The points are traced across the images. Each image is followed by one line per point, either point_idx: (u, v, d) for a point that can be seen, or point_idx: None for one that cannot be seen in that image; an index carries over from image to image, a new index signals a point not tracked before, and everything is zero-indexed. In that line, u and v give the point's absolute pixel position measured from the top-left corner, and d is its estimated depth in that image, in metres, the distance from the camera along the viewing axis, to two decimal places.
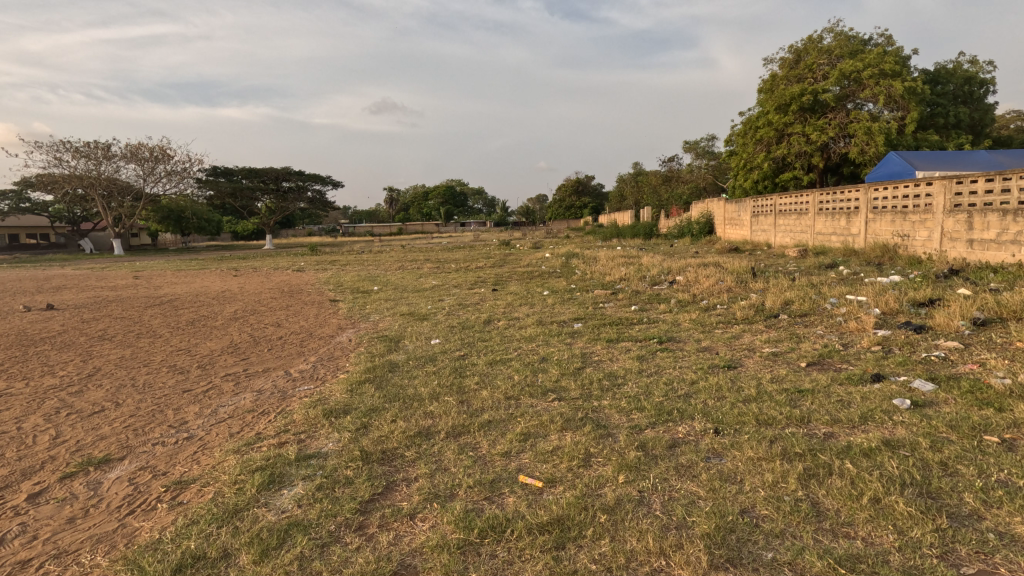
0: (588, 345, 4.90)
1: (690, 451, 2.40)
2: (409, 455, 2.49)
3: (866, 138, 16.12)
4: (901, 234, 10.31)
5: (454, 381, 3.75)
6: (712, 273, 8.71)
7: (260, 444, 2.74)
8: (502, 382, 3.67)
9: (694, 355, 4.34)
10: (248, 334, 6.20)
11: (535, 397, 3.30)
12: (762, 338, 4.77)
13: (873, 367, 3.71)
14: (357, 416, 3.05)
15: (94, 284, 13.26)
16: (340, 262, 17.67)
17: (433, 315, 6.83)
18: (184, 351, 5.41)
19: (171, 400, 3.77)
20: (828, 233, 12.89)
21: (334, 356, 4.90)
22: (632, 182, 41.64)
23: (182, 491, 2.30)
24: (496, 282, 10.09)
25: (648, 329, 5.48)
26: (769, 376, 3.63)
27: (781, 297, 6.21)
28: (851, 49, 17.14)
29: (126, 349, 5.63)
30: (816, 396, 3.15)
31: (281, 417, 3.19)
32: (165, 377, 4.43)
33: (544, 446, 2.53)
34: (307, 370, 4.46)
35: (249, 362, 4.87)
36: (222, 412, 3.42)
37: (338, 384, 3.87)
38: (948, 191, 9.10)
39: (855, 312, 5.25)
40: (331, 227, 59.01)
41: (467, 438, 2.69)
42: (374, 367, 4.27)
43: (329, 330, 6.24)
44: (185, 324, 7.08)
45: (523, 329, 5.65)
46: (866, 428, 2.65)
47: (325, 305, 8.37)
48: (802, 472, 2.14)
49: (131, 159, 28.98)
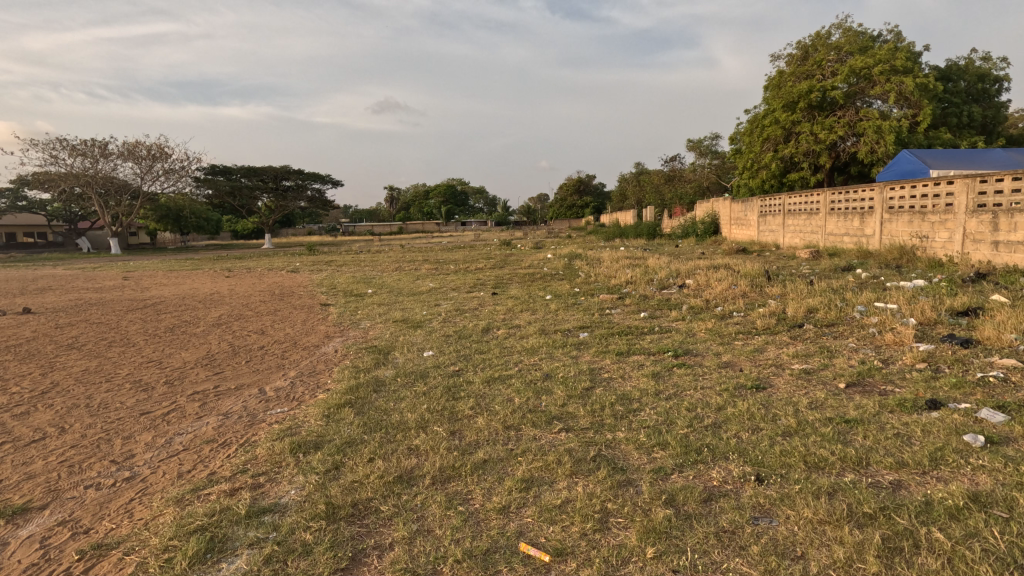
0: (596, 359, 4.42)
1: (732, 510, 1.95)
2: (385, 511, 2.04)
3: (876, 137, 15.65)
4: (919, 235, 9.81)
5: (446, 405, 3.28)
6: (723, 276, 8.22)
7: (209, 490, 2.28)
8: (500, 407, 3.21)
9: (715, 373, 3.86)
10: (228, 344, 5.73)
11: (538, 428, 2.85)
12: (789, 352, 4.30)
13: (925, 390, 3.23)
14: (329, 452, 2.59)
15: (79, 286, 12.80)
16: (336, 263, 17.13)
17: (428, 322, 6.36)
18: (154, 364, 4.93)
19: (122, 426, 3.30)
20: (840, 234, 12.40)
21: (315, 371, 4.43)
22: (634, 181, 41.19)
23: (99, 560, 1.85)
24: (496, 285, 9.61)
25: (660, 340, 5.02)
26: (806, 403, 3.15)
27: (803, 305, 5.73)
28: (860, 45, 16.69)
29: (93, 361, 5.16)
30: (868, 428, 2.69)
31: (241, 452, 2.72)
32: (124, 396, 3.95)
33: (551, 498, 2.08)
34: (283, 388, 3.98)
35: (222, 377, 4.40)
36: (177, 443, 2.96)
37: (315, 407, 3.40)
38: (971, 190, 8.63)
39: (889, 322, 4.77)
40: (332, 226, 58.44)
41: (458, 485, 2.23)
42: (357, 385, 3.82)
43: (316, 339, 5.76)
44: (162, 331, 6.59)
45: (525, 339, 5.18)
46: (941, 476, 2.18)
47: (314, 310, 7.90)
48: (881, 545, 1.69)
49: (129, 157, 28.54)
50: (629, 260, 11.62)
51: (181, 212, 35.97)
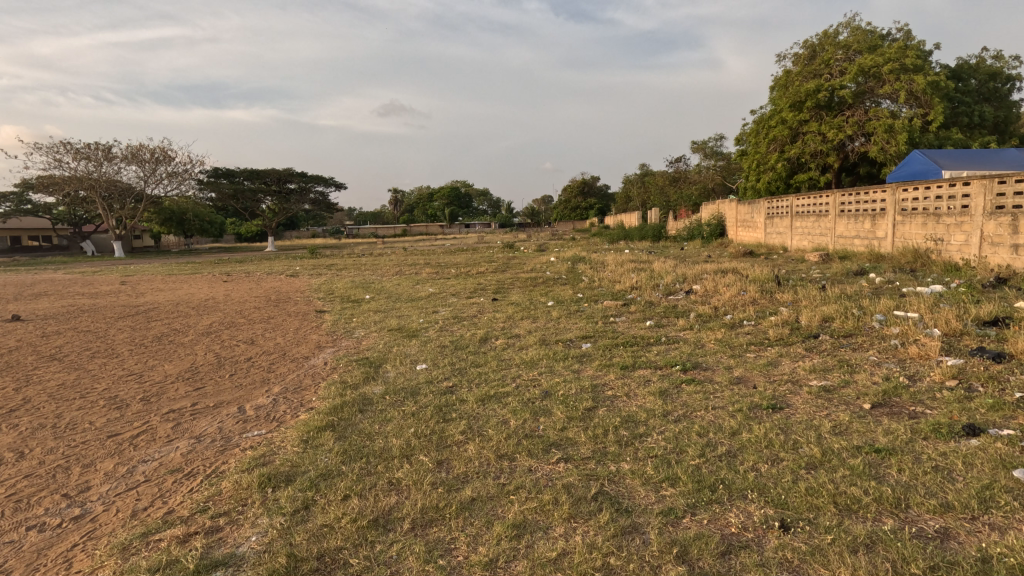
0: (599, 374, 4.14)
1: (755, 569, 1.69)
2: (354, 565, 1.78)
3: (887, 137, 15.29)
4: (933, 237, 9.47)
5: (435, 429, 3.02)
6: (732, 281, 7.93)
7: (161, 536, 2.03)
8: (493, 431, 2.94)
9: (727, 391, 3.57)
10: (214, 355, 5.48)
11: (534, 457, 2.59)
12: (805, 366, 4.01)
13: (960, 413, 2.95)
14: (300, 488, 2.33)
15: (76, 291, 12.64)
16: (337, 266, 16.91)
17: (424, 331, 6.09)
18: (133, 377, 4.69)
19: (84, 451, 3.04)
20: (850, 236, 12.07)
21: (301, 387, 4.16)
22: (638, 182, 40.92)
23: None
24: (496, 290, 9.36)
25: (667, 352, 4.74)
26: (829, 426, 2.87)
27: (817, 313, 5.44)
28: (869, 43, 16.35)
29: (72, 373, 4.94)
30: (903, 460, 2.41)
31: (206, 485, 2.46)
32: (95, 415, 3.70)
33: (545, 549, 1.82)
34: (264, 407, 3.72)
35: (202, 394, 4.14)
36: (139, 472, 2.70)
37: (294, 431, 3.13)
38: (988, 191, 8.31)
39: (911, 333, 4.47)
40: (336, 228, 58.34)
41: (440, 531, 1.97)
42: (342, 405, 3.54)
43: (306, 351, 5.50)
44: (149, 341, 6.36)
45: (524, 351, 4.91)
46: (994, 522, 1.89)
47: (309, 317, 7.65)
48: None
49: (132, 160, 28.47)
50: (634, 264, 11.37)
51: (185, 215, 35.92)
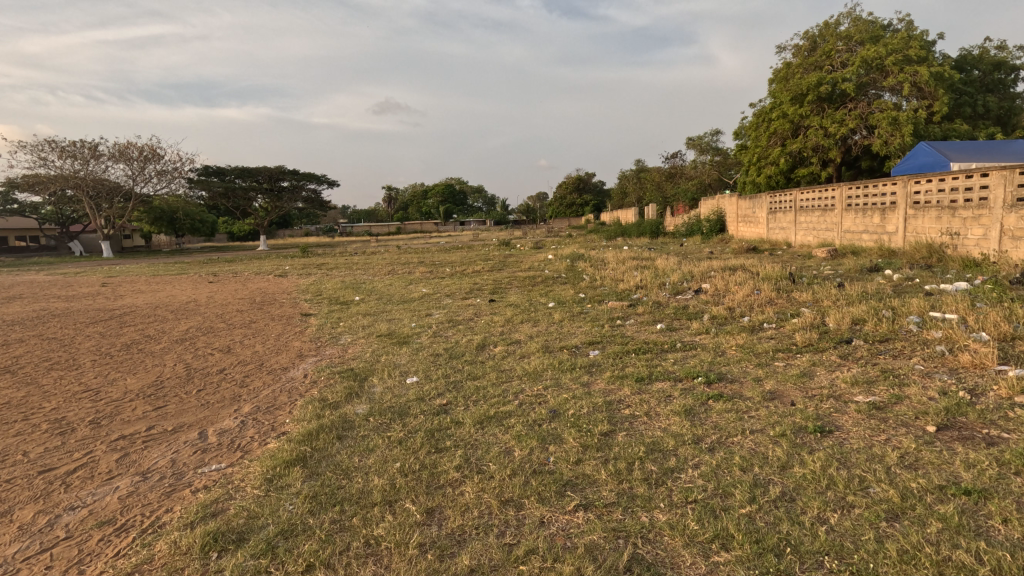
0: (612, 389, 3.64)
1: None
2: None
3: (891, 128, 14.85)
4: (949, 232, 9.02)
5: (427, 463, 2.52)
6: (743, 279, 7.44)
7: None
8: (494, 465, 2.46)
9: (764, 410, 3.10)
10: (184, 366, 4.95)
11: (546, 504, 2.11)
12: (845, 377, 3.54)
13: None
14: (254, 553, 1.85)
15: (54, 293, 12.04)
16: (328, 266, 16.32)
17: (416, 337, 5.59)
18: (89, 394, 4.17)
19: (8, 493, 2.54)
20: (858, 231, 11.64)
21: (274, 407, 3.64)
22: (634, 179, 40.51)
23: None
24: (494, 290, 8.87)
25: (684, 360, 4.26)
26: (895, 457, 2.40)
27: (845, 315, 4.98)
28: (872, 34, 15.84)
29: (21, 390, 4.41)
30: (1003, 506, 1.94)
31: (137, 547, 1.96)
32: (33, 444, 3.18)
33: None
34: (229, 432, 3.21)
35: (162, 414, 3.63)
36: (62, 525, 2.20)
37: (258, 465, 2.63)
38: (1008, 183, 7.85)
39: (956, 338, 4.02)
40: (329, 227, 57.50)
41: None
42: (318, 430, 3.04)
43: (285, 361, 4.99)
44: (116, 350, 5.81)
45: (526, 360, 4.42)
46: None
47: (293, 321, 7.13)
48: None
49: (120, 159, 27.71)
50: (636, 261, 10.89)
51: (175, 214, 35.24)
